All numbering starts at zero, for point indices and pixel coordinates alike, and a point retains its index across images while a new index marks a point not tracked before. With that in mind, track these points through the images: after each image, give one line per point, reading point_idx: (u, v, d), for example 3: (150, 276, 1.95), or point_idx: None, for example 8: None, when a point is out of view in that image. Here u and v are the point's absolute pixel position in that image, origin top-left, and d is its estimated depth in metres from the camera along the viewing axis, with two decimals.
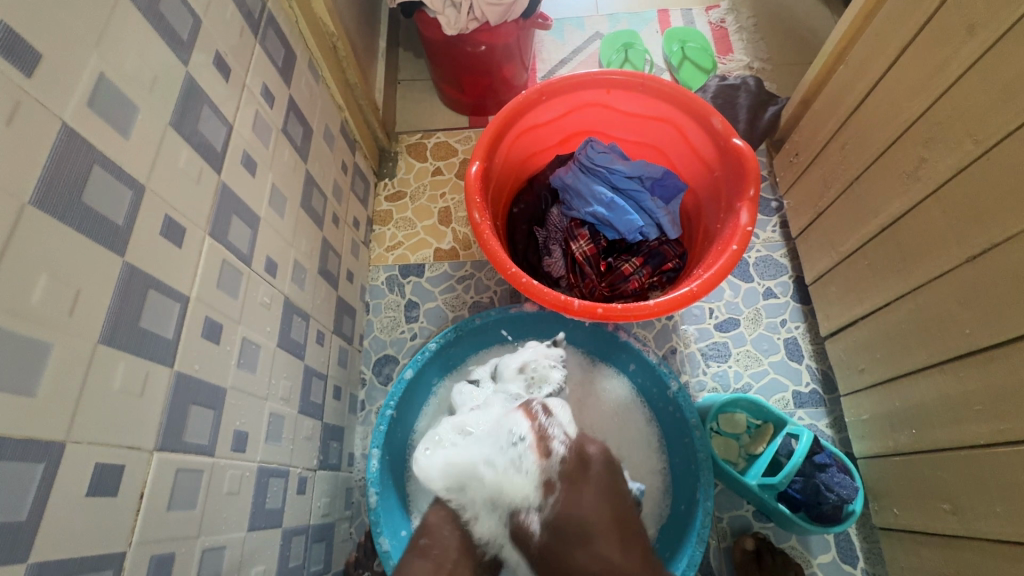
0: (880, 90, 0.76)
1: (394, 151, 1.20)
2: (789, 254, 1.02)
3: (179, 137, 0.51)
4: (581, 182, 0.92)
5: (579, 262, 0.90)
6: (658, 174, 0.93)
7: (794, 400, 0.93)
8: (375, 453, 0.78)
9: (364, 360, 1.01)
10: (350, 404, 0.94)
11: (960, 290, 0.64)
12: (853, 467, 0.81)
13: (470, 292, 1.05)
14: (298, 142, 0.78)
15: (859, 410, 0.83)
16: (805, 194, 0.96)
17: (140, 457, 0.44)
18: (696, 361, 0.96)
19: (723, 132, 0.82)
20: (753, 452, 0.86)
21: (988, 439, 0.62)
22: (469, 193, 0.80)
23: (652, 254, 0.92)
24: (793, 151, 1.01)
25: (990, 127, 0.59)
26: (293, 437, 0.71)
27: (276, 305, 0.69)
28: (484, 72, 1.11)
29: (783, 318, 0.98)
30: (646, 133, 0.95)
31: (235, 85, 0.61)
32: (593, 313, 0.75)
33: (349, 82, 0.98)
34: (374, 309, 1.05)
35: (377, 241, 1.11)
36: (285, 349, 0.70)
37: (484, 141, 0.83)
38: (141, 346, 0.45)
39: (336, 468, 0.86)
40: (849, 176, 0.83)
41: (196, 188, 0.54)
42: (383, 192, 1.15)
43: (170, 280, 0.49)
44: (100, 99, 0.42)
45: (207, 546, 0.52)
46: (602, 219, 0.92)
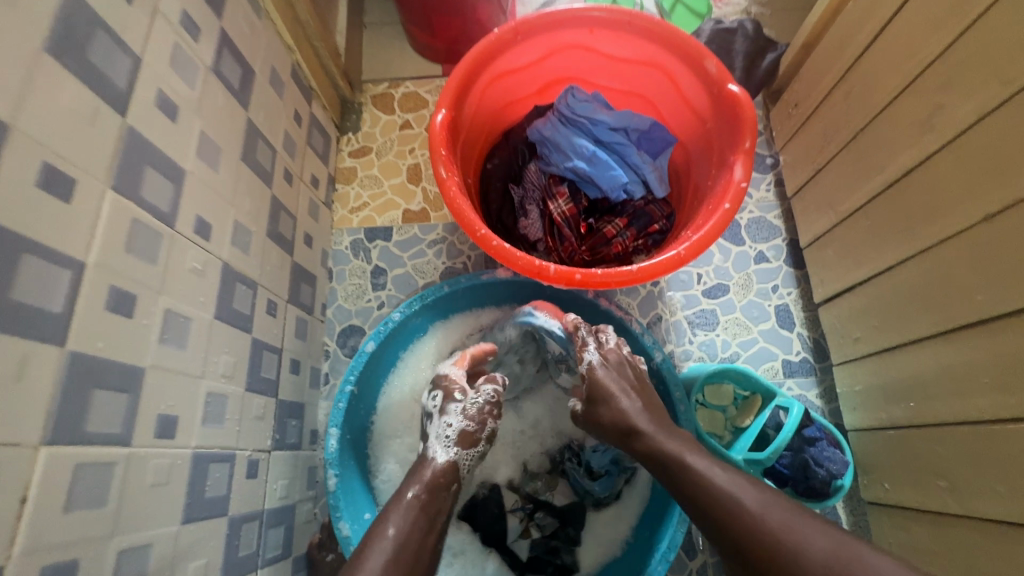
0: (894, 28, 0.67)
1: (358, 102, 1.09)
2: (783, 215, 0.95)
3: (58, 68, 0.42)
4: (560, 134, 0.83)
5: (558, 224, 0.83)
6: (645, 126, 0.85)
7: (784, 370, 0.88)
8: (334, 432, 0.71)
9: (327, 332, 0.93)
10: (312, 378, 0.87)
11: (973, 252, 0.58)
12: (843, 440, 0.76)
13: (442, 257, 0.97)
14: (235, 84, 0.68)
15: (853, 380, 0.78)
16: (805, 149, 0.88)
17: (20, 454, 0.37)
18: (682, 330, 0.91)
19: (718, 78, 0.74)
20: (739, 424, 0.82)
21: (994, 413, 0.57)
22: (434, 145, 0.71)
23: (637, 214, 0.84)
24: (793, 102, 0.92)
25: (1021, 65, 0.52)
26: (239, 417, 0.65)
27: (213, 271, 0.61)
28: (455, 12, 1.00)
29: (774, 283, 0.92)
30: (633, 80, 0.85)
31: (141, 8, 0.51)
32: (570, 279, 0.68)
33: (300, 20, 0.87)
34: (337, 276, 0.97)
35: (340, 202, 1.01)
36: (225, 321, 0.63)
37: (450, 86, 0.73)
38: (13, 321, 0.37)
39: (296, 447, 0.80)
40: (853, 128, 0.75)
41: (90, 132, 0.45)
42: (346, 148, 1.05)
43: (55, 242, 0.41)
44: None
45: (125, 545, 0.45)
46: (583, 175, 0.83)
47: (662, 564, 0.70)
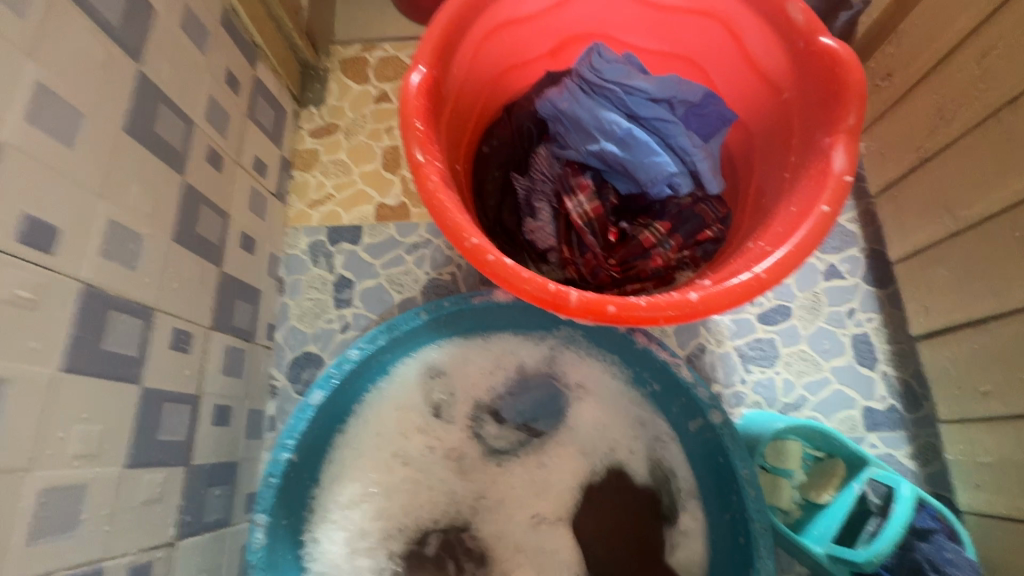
0: None
1: (324, 68, 0.87)
2: (863, 219, 0.73)
3: None
4: (581, 106, 0.62)
5: (577, 228, 0.61)
6: (696, 97, 0.63)
7: (865, 422, 0.67)
8: (260, 520, 0.54)
9: (275, 361, 0.73)
10: (252, 424, 0.67)
11: None
12: (962, 527, 0.55)
13: (424, 265, 0.76)
14: (111, 21, 0.47)
15: (974, 448, 0.60)
16: (901, 134, 0.67)
17: None
18: (732, 366, 0.70)
19: (808, 28, 0.52)
20: (814, 499, 0.61)
21: None
22: (405, 116, 0.50)
23: (684, 216, 0.63)
24: (882, 71, 0.71)
25: None
26: (114, 509, 0.44)
27: (57, 300, 0.40)
28: None
29: (850, 306, 0.71)
30: (680, 36, 0.64)
31: None
32: (600, 312, 0.47)
33: None
34: (290, 288, 0.76)
35: (297, 194, 0.80)
36: (84, 373, 0.42)
37: (430, 33, 0.52)
38: None
39: (224, 523, 0.60)
40: (996, 99, 0.55)
41: None
42: (307, 125, 0.84)
43: None
44: None
45: None
46: (612, 163, 0.62)
47: None
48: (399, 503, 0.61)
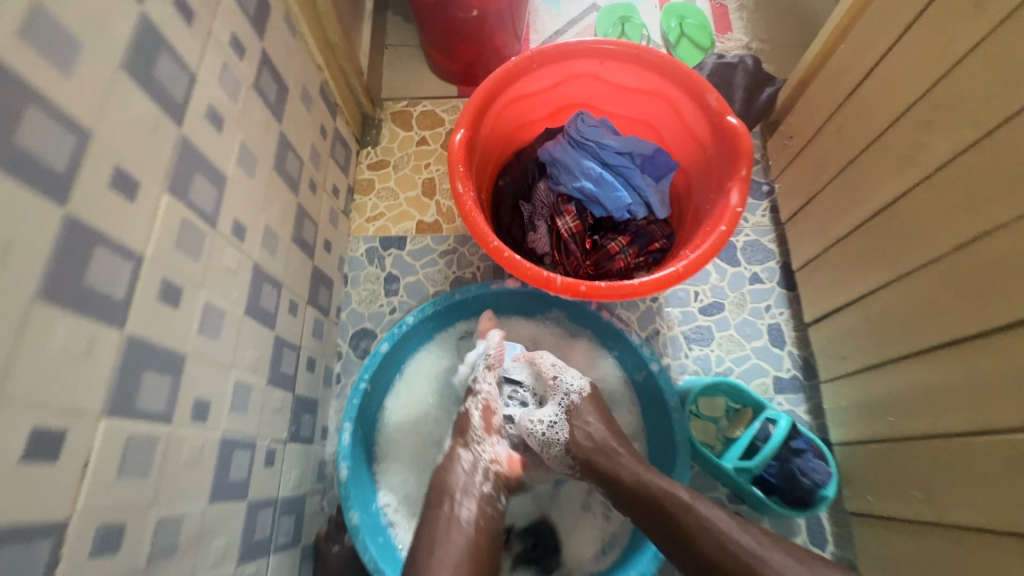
0: (879, 71, 0.73)
1: (378, 118, 1.15)
2: (778, 239, 1.00)
3: (132, 83, 0.47)
4: (569, 156, 0.89)
5: (564, 240, 0.88)
6: (649, 151, 0.90)
7: (774, 386, 0.92)
8: (347, 427, 0.76)
9: (340, 333, 0.98)
10: (326, 376, 0.92)
11: (943, 279, 0.63)
12: (827, 453, 0.81)
13: (452, 267, 1.02)
14: (271, 99, 0.74)
15: (838, 397, 0.83)
16: (799, 178, 0.93)
17: (84, 423, 0.41)
18: (678, 344, 0.95)
19: (718, 110, 0.79)
20: (731, 435, 0.86)
21: (956, 428, 0.60)
22: (452, 162, 0.77)
23: (639, 233, 0.89)
24: (788, 133, 0.98)
25: (988, 110, 0.57)
26: (261, 408, 0.69)
27: (244, 270, 0.66)
28: (474, 40, 1.07)
29: (767, 303, 0.97)
30: (639, 108, 0.91)
31: (198, 31, 0.57)
32: (575, 290, 0.73)
33: (330, 42, 0.93)
34: (352, 281, 1.01)
35: (357, 211, 1.07)
36: (253, 318, 0.67)
37: (470, 108, 0.79)
38: (86, 306, 0.41)
39: (308, 441, 0.84)
40: (844, 158, 0.80)
41: (153, 140, 0.50)
42: (365, 161, 1.11)
43: (122, 237, 0.45)
44: (36, 33, 0.38)
45: (160, 517, 0.49)
46: (590, 195, 0.89)
47: (654, 562, 0.70)
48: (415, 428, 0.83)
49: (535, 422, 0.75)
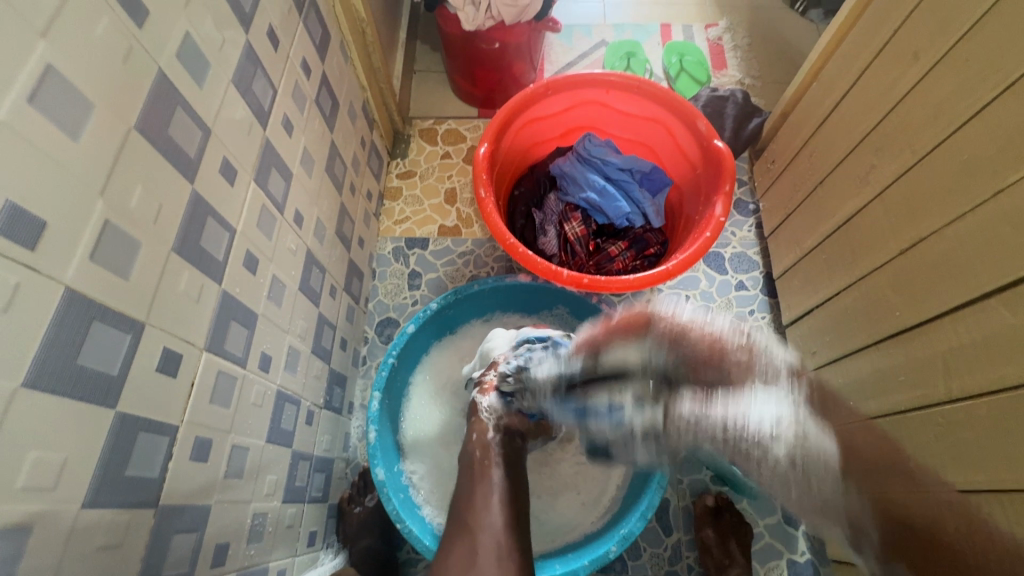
0: (843, 106, 0.86)
1: (407, 133, 1.29)
2: (762, 252, 1.11)
3: (236, 93, 0.60)
4: (577, 170, 1.02)
5: (571, 242, 1.01)
6: (647, 169, 1.03)
7: None
8: (376, 395, 0.87)
9: (367, 321, 1.10)
10: (354, 357, 1.03)
11: (894, 279, 0.75)
12: None
13: (470, 266, 1.15)
14: (326, 112, 0.87)
15: None
16: (779, 198, 1.06)
17: (194, 352, 0.52)
18: None
19: (707, 134, 0.92)
20: None
21: (907, 406, 0.72)
22: (477, 170, 0.89)
23: (637, 239, 1.02)
24: (770, 158, 1.11)
25: (925, 138, 0.70)
26: (305, 372, 0.80)
27: (300, 252, 0.78)
28: (496, 68, 1.21)
29: (751, 308, 1.07)
30: (640, 132, 1.04)
31: (282, 55, 0.70)
32: (579, 282, 0.84)
33: (373, 67, 1.07)
34: (379, 275, 1.14)
35: (386, 215, 1.20)
36: (304, 294, 0.79)
37: (493, 125, 0.92)
38: (200, 261, 0.53)
39: (338, 411, 0.95)
40: (816, 180, 0.93)
41: (247, 138, 0.62)
42: (394, 171, 1.24)
43: (224, 212, 0.57)
44: (186, 54, 0.50)
45: (236, 443, 0.60)
46: (594, 204, 1.02)
47: (640, 522, 0.80)
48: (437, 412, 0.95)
49: (739, 414, 0.56)
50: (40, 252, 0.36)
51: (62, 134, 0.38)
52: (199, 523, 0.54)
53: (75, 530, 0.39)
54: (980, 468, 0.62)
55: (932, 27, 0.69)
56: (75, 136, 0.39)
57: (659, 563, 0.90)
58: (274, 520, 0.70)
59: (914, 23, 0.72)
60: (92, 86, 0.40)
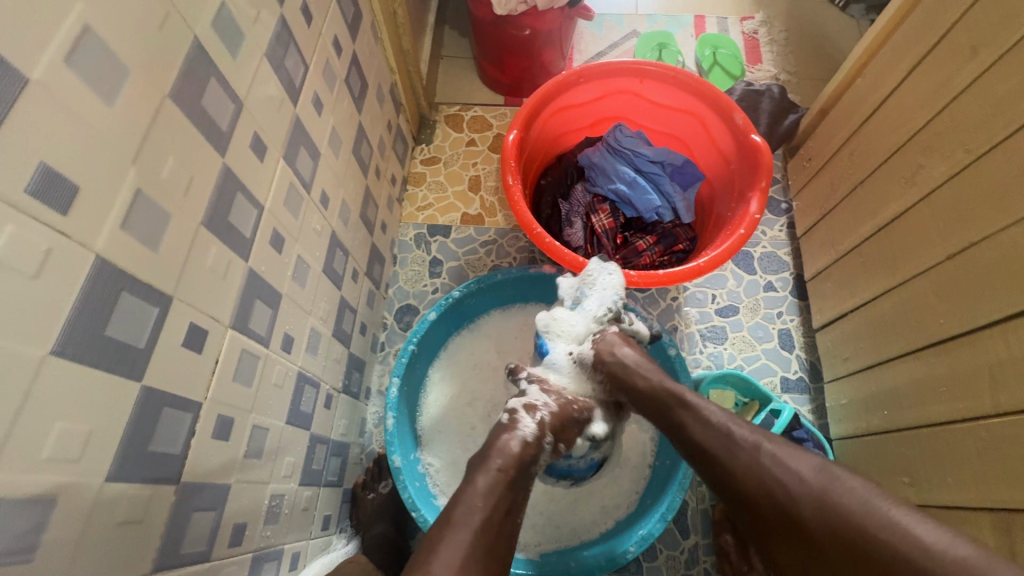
0: (891, 102, 0.82)
1: (433, 119, 1.27)
2: (793, 252, 1.08)
3: (269, 68, 0.58)
4: (606, 161, 1.00)
5: (597, 234, 0.99)
6: (679, 162, 1.01)
7: (781, 385, 0.99)
8: (395, 381, 0.85)
9: (387, 307, 1.09)
10: (372, 343, 1.02)
11: (941, 284, 0.71)
12: (826, 445, 0.91)
13: (491, 256, 1.13)
14: (355, 92, 0.85)
15: (840, 395, 0.92)
16: (815, 197, 1.02)
17: (219, 329, 0.51)
18: (694, 341, 1.02)
19: (744, 128, 0.88)
20: None
21: (948, 418, 0.69)
22: (505, 157, 0.87)
23: (665, 234, 1.00)
24: (806, 156, 1.07)
25: (981, 138, 0.66)
26: (325, 355, 0.79)
27: (325, 234, 0.77)
28: (525, 55, 1.19)
29: (780, 310, 1.04)
30: (673, 124, 1.01)
31: (314, 31, 0.68)
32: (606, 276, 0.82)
33: (402, 49, 1.05)
34: (400, 261, 1.13)
35: (409, 201, 1.18)
36: (327, 276, 0.78)
37: (523, 112, 0.89)
38: (227, 236, 0.52)
39: (356, 397, 0.94)
40: (856, 179, 0.89)
41: (277, 115, 0.61)
42: (419, 156, 1.23)
43: (252, 188, 0.56)
44: (221, 24, 0.49)
45: (256, 423, 0.59)
46: (623, 197, 1.00)
47: (660, 523, 0.78)
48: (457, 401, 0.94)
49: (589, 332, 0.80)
50: (72, 217, 0.35)
51: (97, 97, 0.37)
52: (218, 501, 0.53)
53: (99, 501, 0.39)
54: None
55: (996, 20, 0.65)
56: (110, 100, 0.38)
57: (675, 566, 0.89)
58: (290, 502, 0.69)
59: (975, 15, 0.68)
60: (128, 50, 0.39)
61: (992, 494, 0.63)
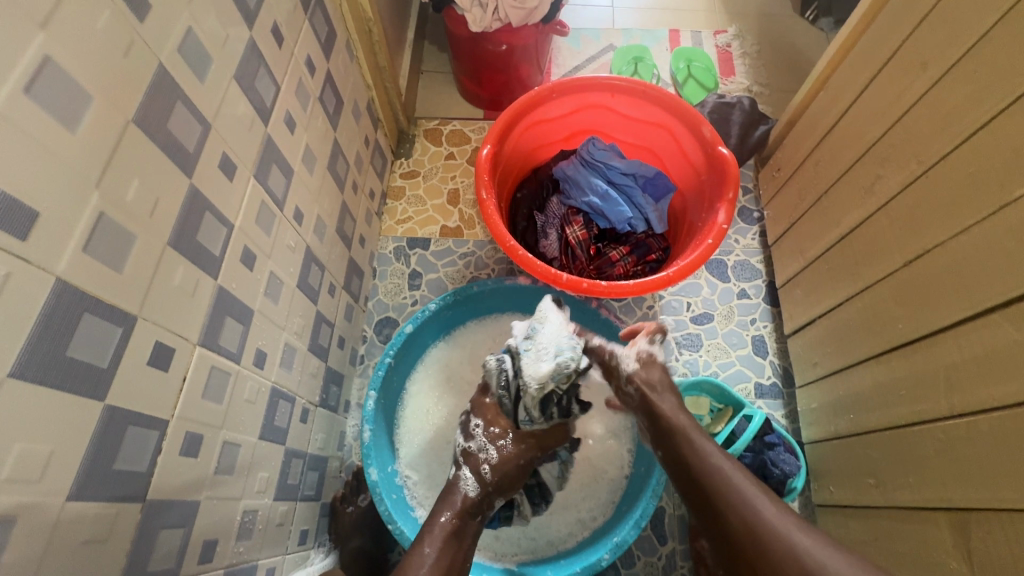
0: (850, 115, 0.85)
1: (412, 133, 1.29)
2: (765, 260, 1.10)
3: (238, 90, 0.60)
4: (580, 174, 1.02)
5: (572, 245, 1.01)
6: (651, 174, 1.03)
7: (755, 391, 1.01)
8: (372, 395, 0.86)
9: (367, 320, 1.10)
10: (352, 356, 1.03)
11: (899, 290, 0.74)
12: (798, 449, 0.92)
13: (470, 268, 1.15)
14: (330, 110, 0.87)
15: (810, 400, 0.94)
16: (783, 206, 1.05)
17: (187, 346, 0.52)
18: (670, 348, 1.04)
19: (711, 141, 0.91)
20: (713, 431, 0.94)
21: (908, 420, 0.71)
22: (479, 172, 0.88)
23: (638, 245, 1.02)
24: (776, 166, 1.10)
25: (931, 150, 0.69)
26: (301, 370, 0.80)
27: (300, 250, 0.78)
28: (502, 70, 1.21)
29: (753, 317, 1.06)
30: (645, 137, 1.03)
31: (286, 52, 0.70)
32: (578, 287, 0.83)
33: (379, 66, 1.07)
34: (380, 274, 1.14)
35: (388, 214, 1.19)
36: (302, 291, 0.79)
37: (496, 127, 0.91)
38: (195, 256, 0.53)
39: (334, 410, 0.94)
40: (821, 189, 0.92)
41: (247, 135, 0.62)
42: (398, 170, 1.24)
43: (221, 207, 0.57)
44: (187, 49, 0.50)
45: (227, 439, 0.60)
46: (596, 209, 1.02)
47: (635, 530, 0.78)
48: (434, 413, 0.94)
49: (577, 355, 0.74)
50: (31, 242, 0.36)
51: (57, 124, 0.38)
52: (187, 518, 0.53)
53: (61, 521, 0.39)
54: (982, 486, 0.60)
55: (942, 37, 0.68)
56: (73, 127, 0.39)
57: (652, 572, 0.90)
58: (264, 518, 0.69)
59: (925, 31, 0.70)
60: (91, 78, 0.40)
61: (951, 494, 0.64)
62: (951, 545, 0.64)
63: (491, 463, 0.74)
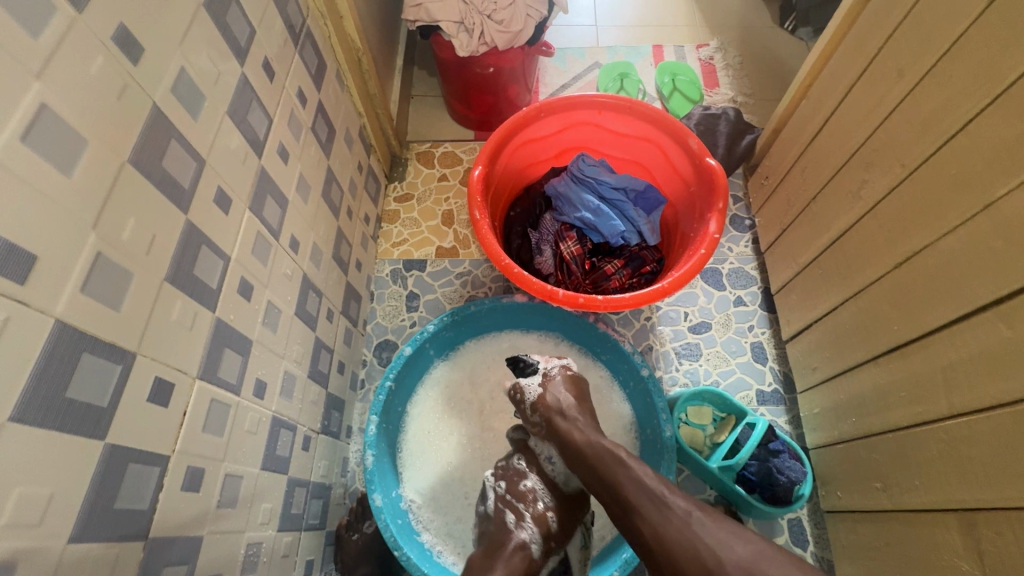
0: (833, 122, 0.87)
1: (405, 157, 1.30)
2: (759, 267, 1.11)
3: (231, 124, 0.61)
4: (571, 190, 1.04)
5: (567, 261, 1.02)
6: (641, 187, 1.05)
7: (757, 398, 1.01)
8: (373, 419, 0.86)
9: (366, 344, 1.10)
10: (352, 380, 1.03)
11: (892, 292, 0.74)
12: (803, 456, 0.92)
13: (467, 287, 1.15)
14: (323, 139, 0.88)
15: (813, 404, 0.93)
16: (774, 212, 1.06)
17: (187, 380, 0.52)
18: (669, 359, 1.04)
19: (699, 153, 0.92)
20: (717, 440, 0.94)
21: (910, 421, 0.71)
22: (471, 193, 0.89)
23: (632, 257, 1.03)
24: (764, 174, 1.11)
25: (913, 153, 0.70)
26: (302, 397, 0.80)
27: (296, 277, 0.78)
28: (490, 92, 1.23)
29: (751, 323, 1.07)
30: (634, 151, 1.05)
31: (277, 85, 0.71)
32: (575, 302, 0.83)
33: (370, 93, 1.09)
34: (378, 298, 1.14)
35: (384, 237, 1.21)
36: (300, 319, 0.79)
37: (487, 148, 0.92)
38: (192, 290, 0.53)
39: (336, 436, 0.94)
40: (809, 195, 0.93)
41: (242, 167, 0.63)
42: (392, 194, 1.26)
43: (218, 241, 0.58)
44: (180, 88, 0.51)
45: (229, 471, 0.59)
46: (589, 223, 1.03)
47: None
48: (435, 433, 0.94)
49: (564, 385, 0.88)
50: (30, 285, 0.37)
51: (55, 168, 0.39)
52: (190, 554, 0.53)
53: (62, 563, 0.39)
54: (989, 485, 0.60)
55: (915, 46, 0.70)
56: (70, 170, 0.40)
57: None
58: (269, 549, 0.69)
59: (900, 37, 0.72)
60: (86, 122, 0.41)
61: (957, 495, 0.64)
62: (960, 548, 0.64)
63: (549, 508, 0.76)
